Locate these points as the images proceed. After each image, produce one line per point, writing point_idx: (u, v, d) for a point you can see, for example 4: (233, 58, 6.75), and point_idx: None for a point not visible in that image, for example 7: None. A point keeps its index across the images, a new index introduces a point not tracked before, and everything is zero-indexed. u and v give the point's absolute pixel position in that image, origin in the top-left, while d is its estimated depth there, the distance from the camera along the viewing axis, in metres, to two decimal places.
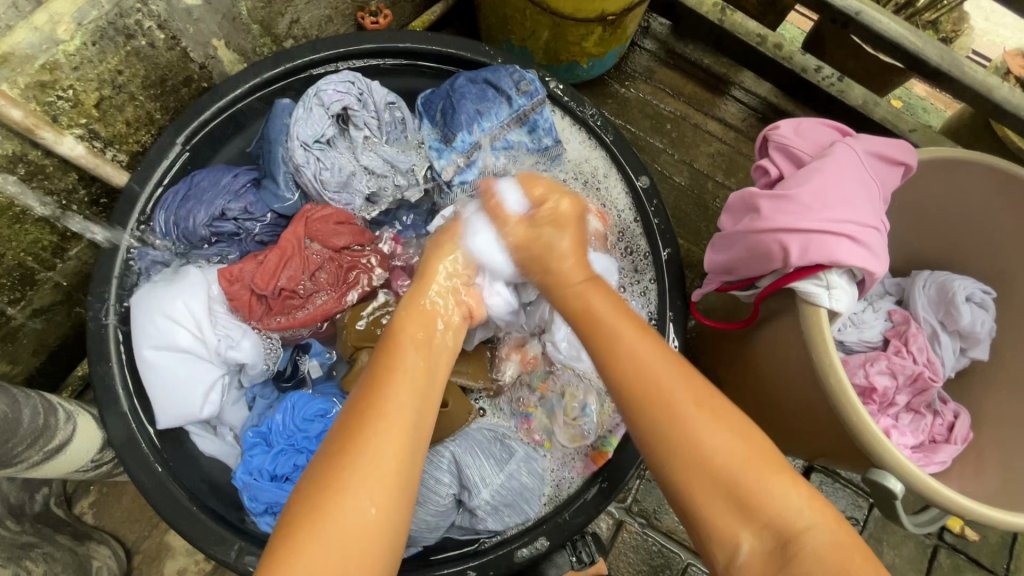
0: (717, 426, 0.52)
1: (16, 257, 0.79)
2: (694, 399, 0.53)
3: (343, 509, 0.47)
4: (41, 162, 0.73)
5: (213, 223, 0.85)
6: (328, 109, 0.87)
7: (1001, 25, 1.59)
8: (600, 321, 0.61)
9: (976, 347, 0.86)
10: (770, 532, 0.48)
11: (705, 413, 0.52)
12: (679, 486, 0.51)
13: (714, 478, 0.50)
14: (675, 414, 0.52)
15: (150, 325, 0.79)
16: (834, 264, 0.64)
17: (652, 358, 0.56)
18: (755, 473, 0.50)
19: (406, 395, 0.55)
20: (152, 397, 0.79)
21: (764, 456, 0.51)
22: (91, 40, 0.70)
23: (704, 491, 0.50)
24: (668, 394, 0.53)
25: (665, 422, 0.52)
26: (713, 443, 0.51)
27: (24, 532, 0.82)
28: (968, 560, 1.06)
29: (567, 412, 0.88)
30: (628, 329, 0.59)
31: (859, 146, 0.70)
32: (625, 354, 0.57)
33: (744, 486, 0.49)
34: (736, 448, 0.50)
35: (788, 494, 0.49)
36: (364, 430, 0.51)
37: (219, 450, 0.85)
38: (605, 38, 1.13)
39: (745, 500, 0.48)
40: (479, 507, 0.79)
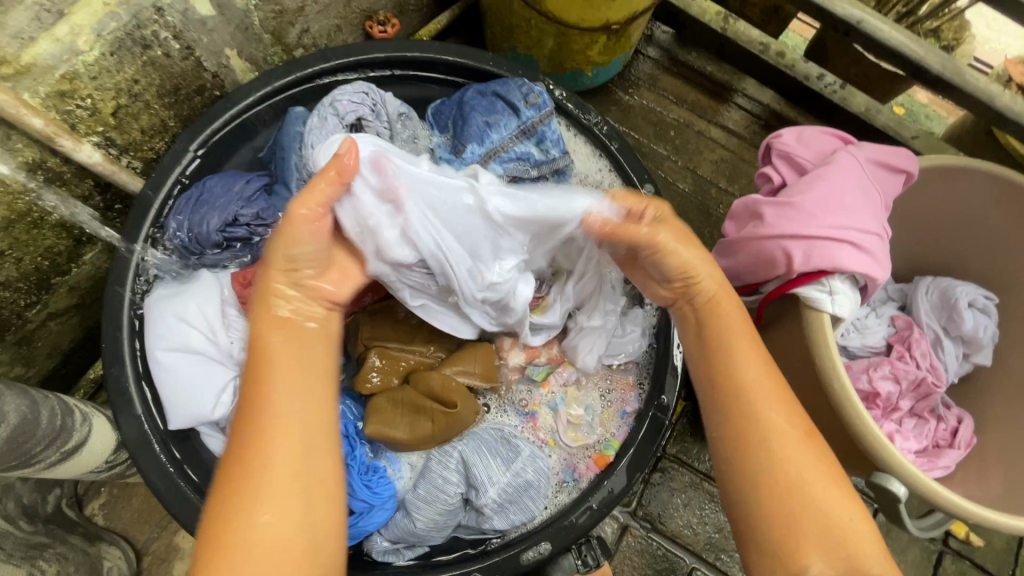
0: (811, 456, 0.57)
1: (33, 262, 0.81)
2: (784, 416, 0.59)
3: (263, 509, 0.50)
4: (60, 168, 0.75)
5: (226, 229, 0.86)
6: (342, 118, 0.88)
7: (1002, 33, 1.60)
8: (717, 334, 0.65)
9: (979, 352, 0.87)
10: (841, 561, 0.53)
11: (791, 443, 0.57)
12: (751, 511, 0.57)
13: (792, 494, 0.55)
14: (761, 423, 0.59)
15: (164, 327, 0.81)
16: (837, 270, 0.65)
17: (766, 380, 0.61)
18: (841, 507, 0.55)
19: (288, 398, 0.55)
20: (163, 398, 0.80)
21: (840, 489, 0.57)
22: (110, 50, 0.72)
23: (779, 522, 0.55)
24: (759, 409, 0.60)
25: (761, 442, 0.58)
26: (804, 471, 0.56)
27: (37, 532, 0.83)
28: (973, 565, 1.06)
29: (569, 412, 0.89)
30: (746, 346, 0.63)
31: (861, 155, 0.71)
32: (731, 373, 0.62)
33: (824, 513, 0.55)
34: (824, 476, 0.57)
35: (858, 521, 0.55)
36: (259, 433, 0.53)
37: (228, 449, 0.84)
38: (609, 47, 1.15)
39: (823, 525, 0.54)
40: (486, 505, 0.80)
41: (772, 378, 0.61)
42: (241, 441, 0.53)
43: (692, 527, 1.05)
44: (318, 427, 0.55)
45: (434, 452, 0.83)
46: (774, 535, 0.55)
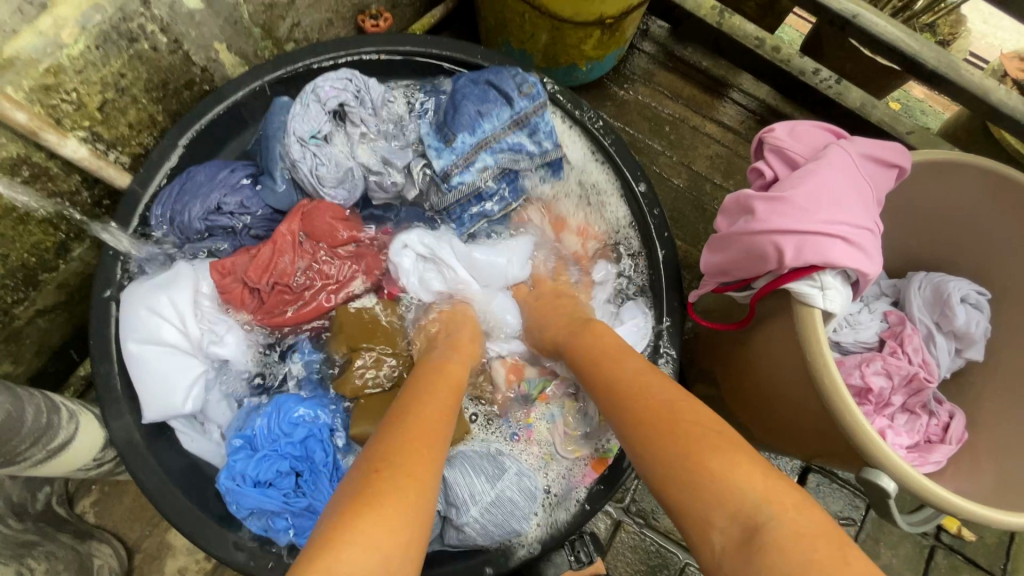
0: (700, 422, 0.57)
1: (20, 258, 0.80)
2: (698, 415, 0.58)
3: (375, 526, 0.47)
4: (45, 163, 0.74)
5: (208, 216, 0.85)
6: (325, 105, 0.87)
7: (999, 28, 1.59)
8: (592, 356, 0.73)
9: (972, 348, 0.86)
10: (743, 523, 0.48)
11: (696, 419, 0.57)
12: (663, 488, 0.55)
13: (687, 472, 0.53)
14: (666, 418, 0.58)
15: (137, 319, 0.80)
16: (828, 265, 0.64)
17: (660, 384, 0.63)
18: (754, 479, 0.50)
19: (423, 425, 0.59)
20: (138, 390, 0.79)
21: (751, 460, 0.53)
22: (94, 43, 0.71)
23: (684, 486, 0.53)
24: (647, 395, 0.62)
25: (647, 427, 0.59)
26: (694, 444, 0.54)
27: (26, 530, 0.83)
28: (965, 560, 1.07)
29: (567, 422, 0.90)
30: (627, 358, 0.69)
31: (853, 149, 0.71)
32: (637, 383, 0.65)
33: (723, 476, 0.51)
34: (715, 452, 0.53)
35: (756, 490, 0.50)
36: (409, 458, 0.53)
37: (201, 447, 0.85)
38: (603, 41, 1.14)
39: (709, 486, 0.51)
40: (467, 525, 0.79)
41: (674, 386, 0.63)
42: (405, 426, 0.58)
43: None
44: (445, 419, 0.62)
45: None
46: (677, 504, 0.53)
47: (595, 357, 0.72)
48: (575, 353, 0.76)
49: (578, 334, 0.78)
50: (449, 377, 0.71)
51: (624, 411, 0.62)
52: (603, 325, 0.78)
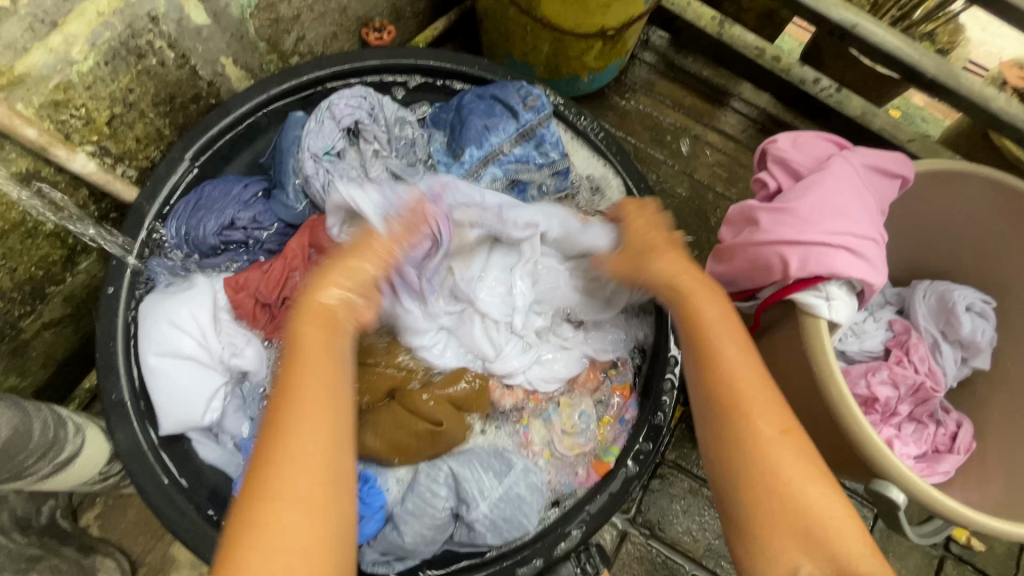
0: (795, 449, 0.55)
1: (28, 272, 0.80)
2: (779, 424, 0.57)
3: (266, 533, 0.46)
4: (53, 178, 0.75)
5: (222, 232, 0.86)
6: (339, 121, 0.89)
7: (997, 36, 1.61)
8: (704, 323, 0.64)
9: (978, 356, 0.86)
10: (828, 562, 0.51)
11: (786, 439, 0.56)
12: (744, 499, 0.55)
13: (771, 487, 0.54)
14: (758, 432, 0.56)
15: (157, 332, 0.80)
16: (833, 275, 0.64)
17: (756, 382, 0.59)
18: (828, 507, 0.53)
19: (312, 403, 0.52)
20: (156, 404, 0.80)
21: (838, 497, 0.54)
22: (103, 60, 0.72)
23: (765, 504, 0.54)
24: (749, 402, 0.58)
25: (742, 428, 0.57)
26: (784, 467, 0.54)
27: (30, 545, 0.82)
28: (975, 570, 1.06)
29: (564, 421, 0.89)
30: (734, 349, 0.61)
31: (856, 160, 0.71)
32: (735, 381, 0.59)
33: (806, 506, 0.53)
34: (805, 475, 0.54)
35: (843, 520, 0.53)
36: (275, 456, 0.49)
37: (219, 458, 0.84)
38: (605, 52, 1.15)
39: (804, 519, 0.52)
40: (478, 520, 0.78)
41: (762, 381, 0.59)
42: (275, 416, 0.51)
43: (691, 534, 1.05)
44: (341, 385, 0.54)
45: (422, 466, 0.82)
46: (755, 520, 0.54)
47: (701, 323, 0.64)
48: (692, 315, 0.65)
49: (674, 288, 0.68)
50: (319, 285, 0.59)
51: (723, 412, 0.59)
52: (682, 279, 0.67)
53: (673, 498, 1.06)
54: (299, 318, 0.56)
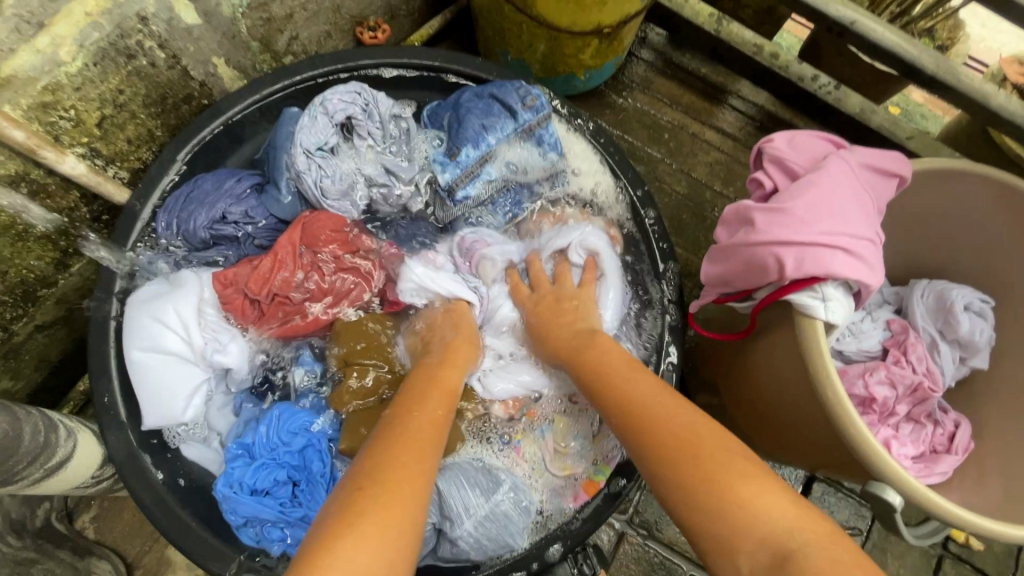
0: (709, 444, 0.57)
1: (18, 275, 0.80)
2: (685, 423, 0.60)
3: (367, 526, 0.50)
4: (43, 180, 0.74)
5: (213, 225, 0.86)
6: (332, 117, 0.88)
7: (998, 31, 1.59)
8: (612, 379, 0.70)
9: (976, 356, 0.86)
10: (770, 545, 0.49)
11: (699, 437, 0.58)
12: (680, 507, 0.55)
13: (704, 483, 0.54)
14: (668, 440, 0.59)
15: (141, 327, 0.80)
16: (829, 276, 0.64)
17: (664, 403, 0.63)
18: (759, 492, 0.52)
19: (417, 431, 0.63)
20: (138, 397, 0.79)
21: (766, 479, 0.54)
22: (92, 61, 0.71)
23: (703, 514, 0.53)
24: (655, 418, 0.62)
25: (658, 441, 0.60)
26: (702, 460, 0.55)
27: (24, 548, 0.82)
28: (974, 569, 1.05)
29: (557, 440, 0.89)
30: (648, 392, 0.66)
31: (852, 158, 0.71)
32: (642, 405, 0.64)
33: (736, 496, 0.52)
34: (732, 467, 0.54)
35: (771, 495, 0.52)
36: (391, 491, 0.53)
37: (200, 455, 0.84)
38: (601, 50, 1.14)
39: (738, 512, 0.51)
40: (461, 537, 0.78)
41: (673, 402, 0.63)
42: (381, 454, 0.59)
43: (689, 535, 1.04)
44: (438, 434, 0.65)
45: None
46: (702, 537, 0.53)
47: (599, 368, 0.73)
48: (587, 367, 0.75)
49: (583, 342, 0.79)
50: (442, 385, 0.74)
51: (632, 428, 0.63)
52: (596, 344, 0.77)
53: None
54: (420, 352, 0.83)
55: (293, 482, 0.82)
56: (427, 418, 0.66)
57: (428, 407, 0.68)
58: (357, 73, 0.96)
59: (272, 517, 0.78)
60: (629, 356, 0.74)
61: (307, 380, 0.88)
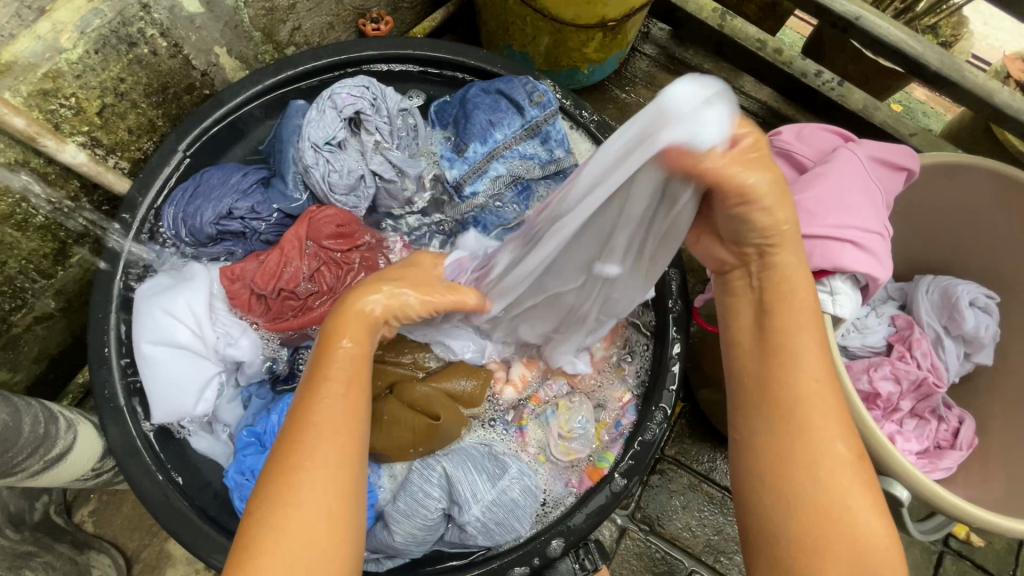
0: (854, 476, 0.48)
1: (18, 266, 0.79)
2: (849, 447, 0.49)
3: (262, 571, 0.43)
4: (43, 169, 0.73)
5: (220, 221, 0.85)
6: (341, 112, 0.87)
7: (1000, 30, 1.59)
8: (790, 343, 0.51)
9: (981, 352, 0.85)
10: None
11: (850, 465, 0.48)
12: (799, 544, 0.46)
13: (828, 526, 0.46)
14: (813, 441, 0.48)
15: (150, 320, 0.79)
16: (838, 269, 0.63)
17: (820, 389, 0.50)
18: (880, 537, 0.47)
19: (324, 413, 0.50)
20: (147, 391, 0.79)
21: (880, 516, 0.48)
22: (93, 48, 0.70)
23: (801, 534, 0.46)
24: (811, 426, 0.49)
25: (802, 460, 0.48)
26: (849, 500, 0.47)
27: (24, 541, 0.82)
28: (974, 566, 1.05)
29: (561, 425, 0.86)
30: (814, 364, 0.51)
31: (861, 152, 0.70)
32: (806, 388, 0.50)
33: (868, 543, 0.46)
34: (869, 510, 0.47)
35: (883, 537, 0.46)
36: (286, 474, 0.47)
37: (211, 449, 0.84)
38: (606, 43, 1.13)
39: (864, 560, 0.45)
40: (470, 523, 0.77)
41: (837, 400, 0.50)
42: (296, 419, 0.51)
43: (691, 530, 1.04)
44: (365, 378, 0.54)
45: (416, 464, 0.82)
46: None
47: (782, 318, 0.52)
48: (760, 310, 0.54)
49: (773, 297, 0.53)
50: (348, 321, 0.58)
51: (769, 407, 0.50)
52: (815, 303, 0.52)
53: (673, 494, 1.06)
54: (352, 302, 0.59)
55: None
56: (338, 392, 0.52)
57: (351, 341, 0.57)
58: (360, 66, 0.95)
59: None
60: (818, 319, 0.53)
61: None
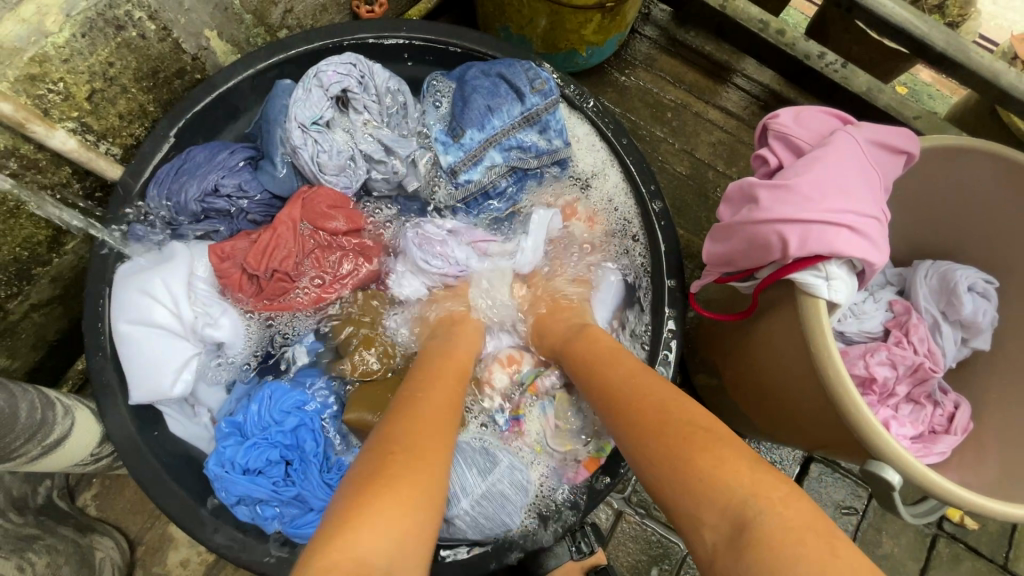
0: (675, 418, 0.57)
1: (12, 253, 0.79)
2: (658, 403, 0.59)
3: (390, 505, 0.47)
4: (34, 155, 0.73)
5: (205, 199, 0.85)
6: (327, 90, 0.86)
7: (1009, 9, 1.56)
8: (589, 368, 0.71)
9: (978, 337, 0.85)
10: (723, 514, 0.47)
11: (661, 410, 0.58)
12: (650, 478, 0.55)
13: (666, 460, 0.54)
14: (639, 419, 0.58)
15: (129, 301, 0.80)
16: (834, 254, 0.63)
17: (636, 378, 0.65)
18: (716, 466, 0.50)
19: (430, 420, 0.58)
20: (126, 370, 0.79)
21: (768, 469, 0.50)
22: (80, 31, 0.69)
23: (681, 490, 0.51)
24: (625, 400, 0.62)
25: (618, 421, 0.61)
26: (668, 434, 0.55)
27: (27, 524, 0.83)
28: (967, 548, 1.06)
29: (558, 416, 0.87)
30: (612, 368, 0.68)
31: (861, 135, 0.69)
32: (637, 391, 0.62)
33: (695, 472, 0.51)
34: (691, 438, 0.54)
35: (746, 486, 0.48)
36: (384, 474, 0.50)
37: (188, 431, 0.85)
38: (604, 25, 1.11)
39: (691, 480, 0.50)
40: (458, 517, 0.80)
41: (654, 386, 0.63)
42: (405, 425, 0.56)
43: None
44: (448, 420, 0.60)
45: None
46: (671, 509, 0.52)
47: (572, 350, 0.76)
48: (592, 359, 0.73)
49: (582, 339, 0.77)
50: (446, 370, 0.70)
51: (620, 430, 0.60)
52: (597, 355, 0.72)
53: None
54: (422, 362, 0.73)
55: (287, 462, 0.82)
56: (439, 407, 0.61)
57: (444, 386, 0.66)
58: (345, 42, 0.92)
59: (265, 495, 0.79)
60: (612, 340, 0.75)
61: (305, 357, 0.90)
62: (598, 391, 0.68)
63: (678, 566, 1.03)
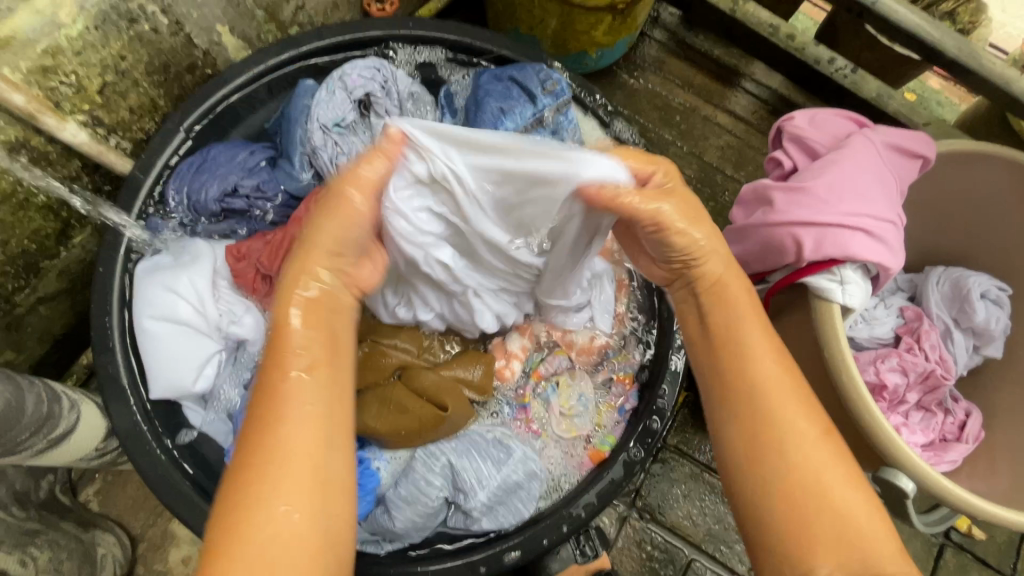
0: (824, 456, 0.52)
1: (20, 245, 0.79)
2: (817, 431, 0.53)
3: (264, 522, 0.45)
4: (43, 148, 0.73)
5: (224, 198, 0.85)
6: (351, 93, 0.87)
7: (1018, 17, 1.55)
8: (739, 340, 0.58)
9: (990, 345, 0.85)
10: (853, 558, 0.48)
11: (804, 447, 0.52)
12: (763, 509, 0.52)
13: (793, 486, 0.51)
14: (788, 453, 0.52)
15: (152, 296, 0.80)
16: (850, 258, 0.62)
17: (779, 387, 0.55)
18: (857, 519, 0.50)
19: (311, 415, 0.50)
20: (149, 367, 0.79)
21: (878, 519, 0.51)
22: (93, 24, 0.69)
23: (786, 514, 0.50)
24: (786, 418, 0.53)
25: (772, 448, 0.53)
26: (825, 472, 0.51)
27: (29, 518, 0.82)
28: (975, 559, 1.05)
29: (563, 402, 0.88)
30: (764, 358, 0.57)
31: (877, 139, 0.69)
32: (778, 416, 0.54)
33: (850, 526, 0.49)
34: (842, 482, 0.51)
35: (878, 535, 0.50)
36: (256, 500, 0.46)
37: (205, 424, 0.83)
38: (615, 27, 1.11)
39: (839, 529, 0.49)
40: (474, 508, 0.78)
41: (791, 391, 0.55)
42: (255, 430, 0.50)
43: (692, 518, 1.04)
44: (335, 384, 0.53)
45: (419, 452, 0.81)
46: (789, 537, 0.50)
47: (736, 337, 0.58)
48: (725, 336, 0.59)
49: (723, 322, 0.60)
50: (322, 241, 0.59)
51: (751, 445, 0.53)
52: (770, 373, 0.56)
53: (674, 483, 1.06)
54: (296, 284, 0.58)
55: None
56: (304, 385, 0.52)
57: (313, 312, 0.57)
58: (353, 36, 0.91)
59: None
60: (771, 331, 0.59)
61: None
62: (723, 386, 0.58)
63: (683, 572, 1.02)
